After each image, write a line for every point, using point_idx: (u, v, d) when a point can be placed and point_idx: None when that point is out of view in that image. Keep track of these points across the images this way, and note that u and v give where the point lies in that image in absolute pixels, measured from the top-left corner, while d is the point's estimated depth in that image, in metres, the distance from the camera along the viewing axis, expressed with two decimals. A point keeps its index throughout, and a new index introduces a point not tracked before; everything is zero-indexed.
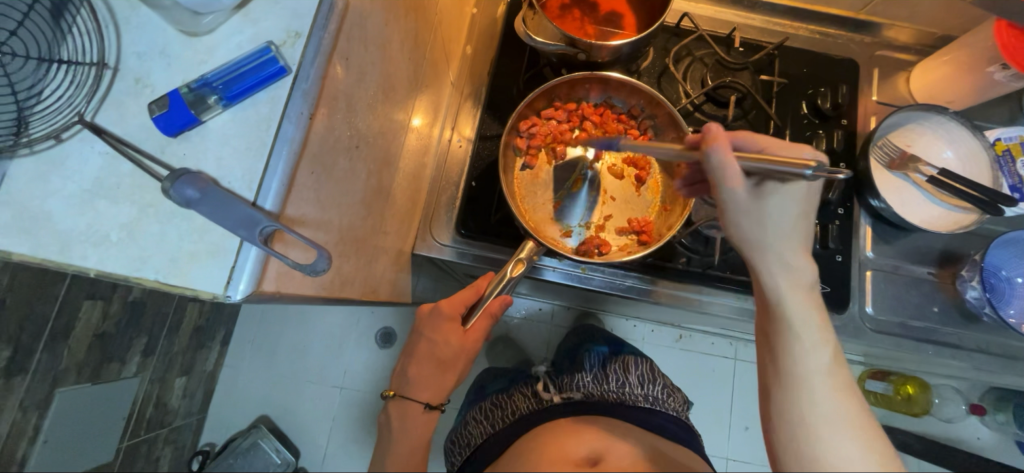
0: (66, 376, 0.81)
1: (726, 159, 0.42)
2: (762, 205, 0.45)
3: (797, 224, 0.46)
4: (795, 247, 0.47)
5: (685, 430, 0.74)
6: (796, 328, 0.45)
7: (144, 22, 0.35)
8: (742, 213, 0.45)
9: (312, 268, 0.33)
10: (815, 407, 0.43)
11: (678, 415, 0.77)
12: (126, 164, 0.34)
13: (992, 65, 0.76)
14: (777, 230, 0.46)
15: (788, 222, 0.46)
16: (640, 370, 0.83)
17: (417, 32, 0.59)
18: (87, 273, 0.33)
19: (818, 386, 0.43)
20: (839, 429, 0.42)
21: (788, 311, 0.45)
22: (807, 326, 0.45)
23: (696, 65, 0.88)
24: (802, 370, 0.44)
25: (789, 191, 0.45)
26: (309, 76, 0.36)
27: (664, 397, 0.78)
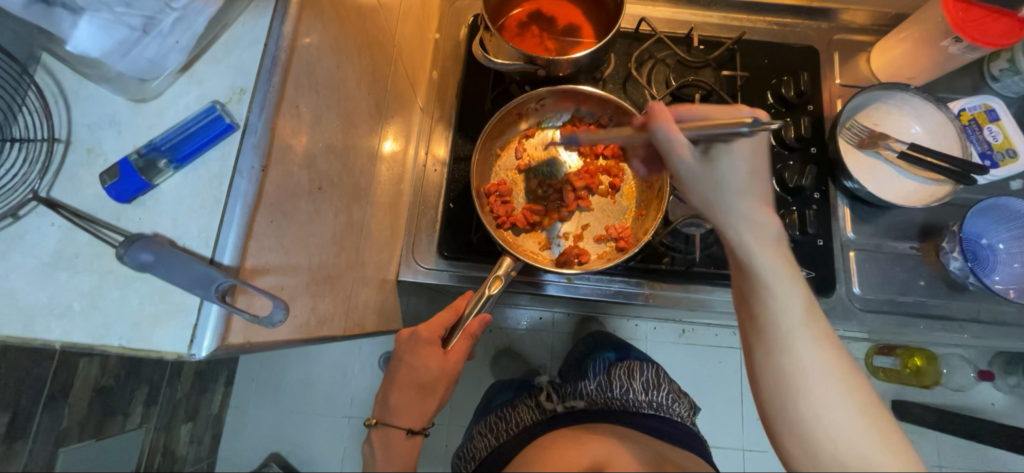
0: (69, 434, 0.82)
1: (670, 132, 0.47)
2: (715, 170, 0.48)
3: (751, 180, 0.48)
4: (756, 204, 0.47)
5: (690, 436, 0.73)
6: (773, 293, 0.44)
7: (92, 94, 0.36)
8: (696, 180, 0.49)
9: (269, 320, 0.34)
10: (805, 371, 0.42)
11: (683, 422, 0.76)
12: (83, 234, 0.34)
13: (946, 39, 0.78)
14: (742, 201, 0.47)
15: (744, 182, 0.47)
16: (645, 376, 0.81)
17: (375, 66, 0.61)
18: (53, 345, 0.34)
19: (803, 350, 0.43)
20: (824, 380, 0.42)
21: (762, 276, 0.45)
22: (781, 282, 0.44)
23: (659, 67, 0.89)
24: (794, 353, 0.43)
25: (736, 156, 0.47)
26: (257, 129, 0.36)
27: (670, 403, 0.77)
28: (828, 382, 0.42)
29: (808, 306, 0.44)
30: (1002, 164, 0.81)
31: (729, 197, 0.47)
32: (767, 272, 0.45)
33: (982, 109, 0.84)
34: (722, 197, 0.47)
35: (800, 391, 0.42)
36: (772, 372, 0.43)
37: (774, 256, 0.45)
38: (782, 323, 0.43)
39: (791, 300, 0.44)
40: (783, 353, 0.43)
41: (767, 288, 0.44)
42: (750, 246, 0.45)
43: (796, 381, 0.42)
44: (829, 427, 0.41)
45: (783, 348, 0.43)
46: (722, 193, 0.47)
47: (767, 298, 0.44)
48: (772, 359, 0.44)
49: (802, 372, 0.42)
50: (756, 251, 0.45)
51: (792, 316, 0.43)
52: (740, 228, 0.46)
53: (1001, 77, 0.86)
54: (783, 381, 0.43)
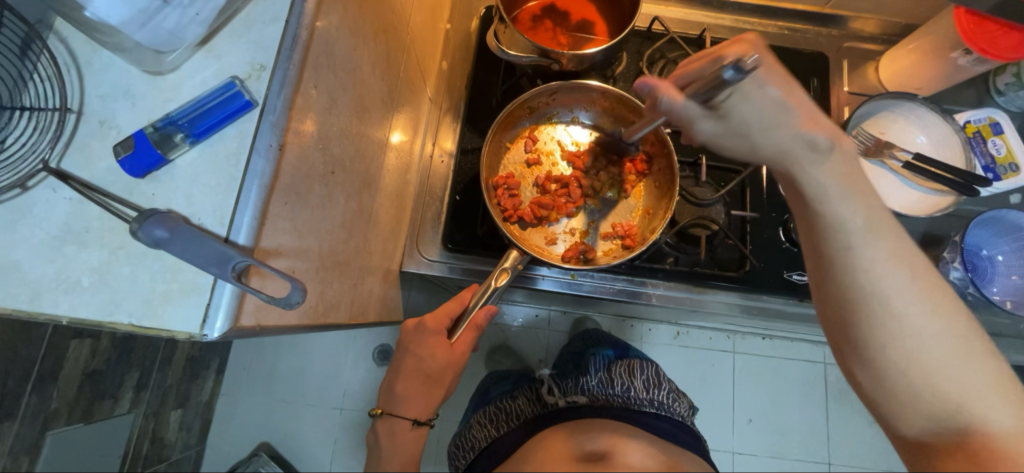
0: (57, 417, 0.80)
1: (675, 101, 0.47)
2: (735, 122, 0.46)
3: (778, 113, 0.45)
4: (790, 130, 0.45)
5: (690, 435, 0.73)
6: (852, 233, 0.43)
7: (107, 64, 0.35)
8: (723, 138, 0.48)
9: (287, 301, 0.33)
10: (895, 316, 0.42)
11: (684, 421, 0.76)
12: (94, 208, 0.33)
13: (956, 51, 0.78)
14: (779, 132, 0.45)
15: (778, 114, 0.45)
16: (646, 375, 0.81)
17: (389, 53, 0.60)
18: (60, 321, 0.33)
19: (885, 284, 0.42)
20: (897, 289, 0.42)
21: (822, 197, 0.44)
22: (838, 198, 0.44)
23: (670, 67, 0.89)
24: (862, 271, 0.43)
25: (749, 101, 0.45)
26: (275, 108, 0.36)
27: (671, 402, 0.77)
28: (921, 321, 0.42)
29: (891, 242, 0.43)
30: (1004, 177, 0.82)
31: (766, 138, 0.46)
32: (842, 212, 0.44)
33: (987, 122, 0.85)
34: (751, 141, 0.47)
35: (875, 311, 0.43)
36: (859, 321, 0.44)
37: (845, 189, 0.44)
38: (865, 268, 0.43)
39: (874, 239, 0.43)
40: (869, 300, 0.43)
41: (827, 203, 0.44)
42: (819, 182, 0.44)
43: (885, 327, 0.42)
44: (928, 368, 0.41)
45: (870, 295, 0.43)
46: (754, 138, 0.46)
47: (843, 241, 0.44)
48: (857, 307, 0.44)
49: (891, 317, 0.42)
50: (824, 186, 0.44)
51: (876, 258, 0.43)
52: (803, 164, 0.45)
53: (1006, 91, 0.86)
54: (869, 326, 0.43)
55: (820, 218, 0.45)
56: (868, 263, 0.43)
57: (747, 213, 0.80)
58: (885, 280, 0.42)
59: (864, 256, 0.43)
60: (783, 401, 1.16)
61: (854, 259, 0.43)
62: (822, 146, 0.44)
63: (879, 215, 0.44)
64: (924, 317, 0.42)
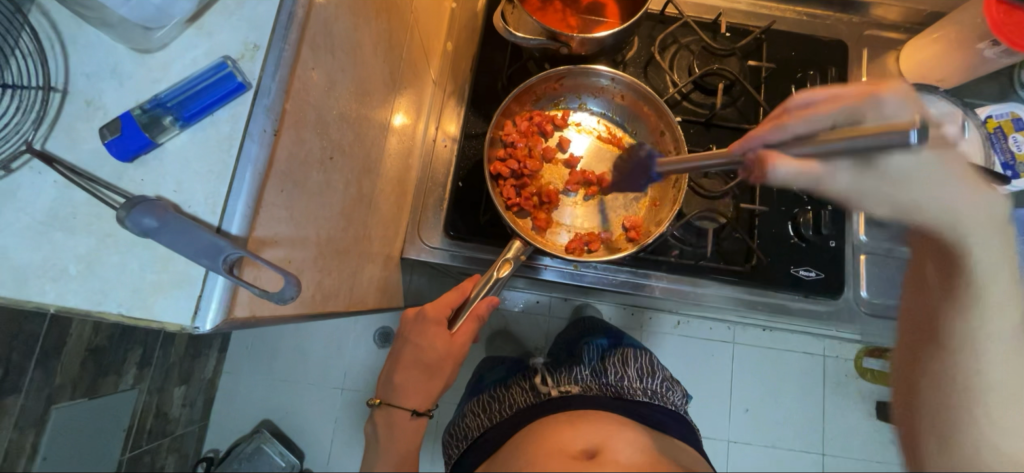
0: (62, 392, 0.80)
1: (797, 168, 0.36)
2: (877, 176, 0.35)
3: (951, 171, 0.36)
4: (956, 185, 0.37)
5: (680, 423, 0.74)
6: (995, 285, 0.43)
7: (92, 41, 0.34)
8: (853, 198, 0.37)
9: (280, 296, 0.32)
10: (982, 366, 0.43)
11: (676, 409, 0.77)
12: (80, 193, 0.32)
13: (982, 42, 0.74)
14: (946, 191, 0.37)
15: (927, 174, 0.36)
16: (639, 364, 0.81)
17: (391, 32, 0.57)
18: (48, 309, 0.32)
19: (982, 333, 0.43)
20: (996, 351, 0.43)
21: (966, 239, 0.41)
22: (989, 248, 0.42)
23: (683, 53, 0.86)
24: (967, 321, 0.44)
25: (912, 156, 0.34)
26: (270, 90, 0.34)
27: (664, 391, 0.78)
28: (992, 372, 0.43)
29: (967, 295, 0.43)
30: None
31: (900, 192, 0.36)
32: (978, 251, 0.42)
33: (1009, 117, 0.82)
34: (911, 196, 0.37)
35: (968, 356, 0.44)
36: (948, 341, 0.45)
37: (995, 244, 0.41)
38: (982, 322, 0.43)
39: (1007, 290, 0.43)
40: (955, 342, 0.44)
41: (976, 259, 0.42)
42: (959, 223, 0.40)
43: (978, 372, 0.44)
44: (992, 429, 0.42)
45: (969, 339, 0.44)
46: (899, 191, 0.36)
47: (995, 290, 0.43)
48: (964, 316, 0.44)
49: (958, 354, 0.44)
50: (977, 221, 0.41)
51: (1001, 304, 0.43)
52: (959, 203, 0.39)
53: None
54: (955, 372, 0.44)
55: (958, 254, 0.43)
56: (988, 287, 0.43)
57: (757, 207, 0.78)
58: (1001, 299, 0.43)
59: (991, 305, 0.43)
60: (781, 393, 1.16)
61: (971, 277, 0.43)
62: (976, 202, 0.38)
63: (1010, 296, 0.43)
64: (1004, 288, 0.43)
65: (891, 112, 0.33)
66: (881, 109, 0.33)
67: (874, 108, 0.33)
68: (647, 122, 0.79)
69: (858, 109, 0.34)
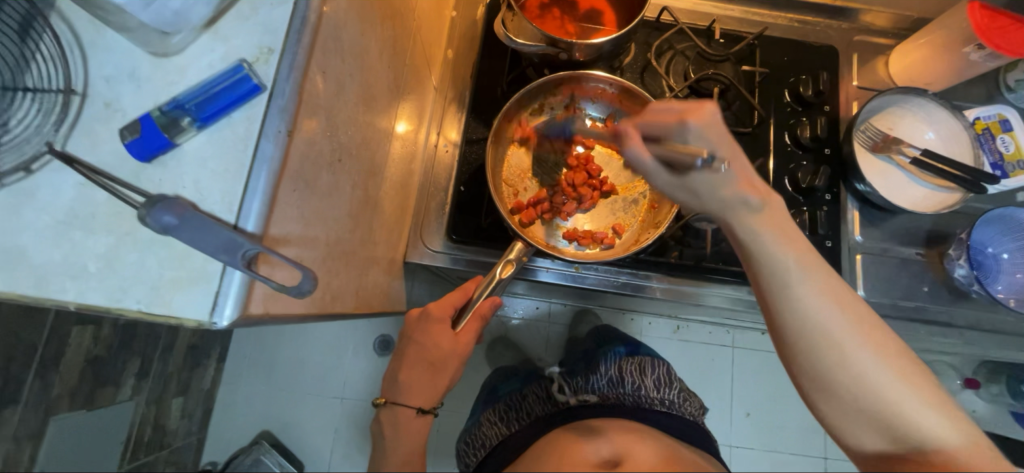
0: (59, 403, 0.80)
1: (640, 157, 0.43)
2: (686, 182, 0.45)
3: (730, 181, 0.44)
4: (735, 187, 0.44)
5: (701, 434, 0.72)
6: (789, 275, 0.44)
7: (111, 45, 0.35)
8: (672, 191, 0.47)
9: (298, 290, 0.32)
10: (826, 339, 0.43)
11: (694, 420, 0.75)
12: (100, 193, 0.33)
13: (968, 46, 0.77)
14: (722, 191, 0.44)
15: (720, 179, 0.44)
16: (656, 373, 0.81)
17: (395, 39, 0.59)
18: (67, 306, 0.32)
19: (815, 309, 0.43)
20: (840, 326, 0.43)
21: (751, 238, 0.45)
22: (772, 245, 0.45)
23: (678, 58, 0.88)
24: (795, 307, 0.44)
25: (709, 173, 0.43)
26: (284, 92, 0.35)
27: (681, 401, 0.77)
28: (844, 333, 0.43)
29: (860, 312, 0.44)
30: (1012, 174, 0.81)
31: (711, 198, 0.45)
32: (782, 260, 0.44)
33: (996, 119, 0.84)
34: (703, 201, 0.46)
35: (816, 341, 0.44)
36: (800, 328, 0.44)
37: (778, 237, 0.45)
38: (789, 294, 0.44)
39: (839, 311, 0.43)
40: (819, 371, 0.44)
41: (765, 251, 0.45)
42: (759, 234, 0.45)
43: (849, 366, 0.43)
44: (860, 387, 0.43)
45: (821, 356, 0.43)
46: (701, 196, 0.45)
47: (780, 285, 0.45)
48: (780, 304, 0.45)
49: (822, 338, 0.43)
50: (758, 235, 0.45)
51: (812, 306, 0.43)
52: (737, 217, 0.45)
53: (1017, 87, 0.86)
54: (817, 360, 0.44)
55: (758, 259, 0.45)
56: (777, 260, 0.44)
57: None
58: (794, 272, 0.44)
59: (812, 316, 0.44)
60: (781, 395, 1.16)
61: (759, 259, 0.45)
62: (756, 206, 0.44)
63: (811, 256, 0.45)
64: (792, 255, 0.44)
65: (690, 138, 0.42)
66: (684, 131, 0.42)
67: (679, 133, 0.42)
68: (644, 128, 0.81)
69: (671, 127, 0.42)
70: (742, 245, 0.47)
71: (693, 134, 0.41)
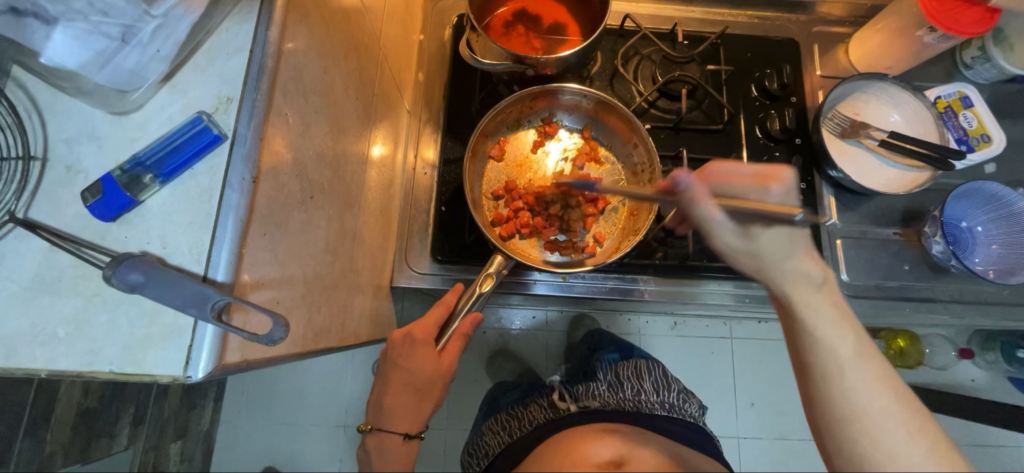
0: (53, 460, 0.83)
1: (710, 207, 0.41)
2: (755, 245, 0.42)
3: (803, 257, 0.43)
4: (801, 256, 0.43)
5: (701, 436, 0.73)
6: (838, 358, 0.42)
7: (70, 108, 0.35)
8: (738, 255, 0.44)
9: (270, 338, 0.32)
10: (871, 427, 0.40)
11: (696, 422, 0.76)
12: (65, 256, 0.33)
13: (921, 29, 0.79)
14: (793, 261, 0.43)
15: (793, 248, 0.42)
16: (654, 376, 0.82)
17: (361, 71, 0.59)
18: (38, 374, 0.32)
19: (862, 395, 0.41)
20: (888, 417, 0.40)
21: (802, 315, 0.43)
22: (827, 321, 0.43)
23: (645, 63, 0.90)
24: (842, 383, 0.42)
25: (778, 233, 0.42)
26: (246, 139, 0.35)
27: (681, 403, 0.77)
28: (892, 424, 0.40)
29: (914, 411, 0.41)
30: (977, 148, 0.84)
31: (776, 267, 0.43)
32: (831, 342, 0.42)
33: (957, 96, 0.86)
34: (769, 270, 0.43)
35: (855, 425, 0.41)
36: (843, 409, 0.41)
37: (835, 317, 0.43)
38: (839, 374, 0.42)
39: (889, 400, 0.41)
40: (859, 459, 0.41)
41: (817, 328, 0.43)
42: (814, 311, 0.43)
43: (893, 460, 0.39)
44: None
45: (866, 444, 0.40)
46: (766, 263, 0.43)
47: (829, 365, 0.42)
48: (823, 383, 0.43)
49: (864, 423, 0.41)
50: (818, 315, 0.43)
51: (860, 388, 0.41)
52: (797, 291, 0.43)
53: (973, 64, 0.88)
54: (856, 445, 0.41)
55: (807, 334, 0.43)
56: (826, 339, 0.42)
57: None
58: (844, 354, 0.42)
59: (858, 400, 0.41)
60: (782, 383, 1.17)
61: (811, 336, 0.43)
62: (819, 281, 0.43)
63: (863, 343, 0.43)
64: (845, 339, 0.42)
65: (772, 200, 0.41)
66: (757, 170, 0.41)
67: (761, 193, 0.41)
68: (619, 137, 0.83)
69: (755, 188, 0.41)
70: (793, 319, 0.44)
71: (779, 190, 0.40)
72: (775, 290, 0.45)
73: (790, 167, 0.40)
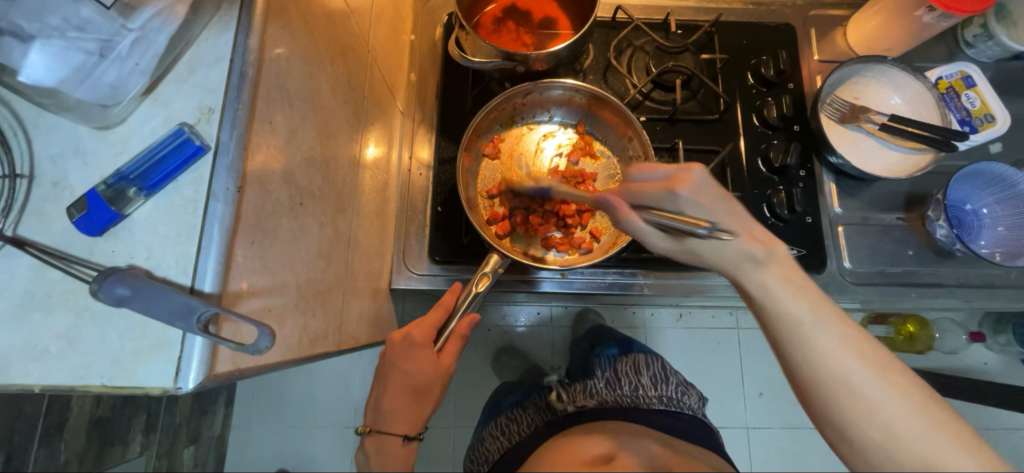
0: (68, 468, 0.85)
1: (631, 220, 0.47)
2: (689, 247, 0.47)
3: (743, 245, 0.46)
4: (738, 241, 0.45)
5: (702, 428, 0.73)
6: (800, 326, 0.44)
7: (54, 124, 0.35)
8: (676, 255, 0.49)
9: (256, 348, 0.33)
10: (839, 382, 0.42)
11: (695, 414, 0.76)
12: (54, 272, 0.33)
13: (919, 10, 0.78)
14: (730, 247, 0.46)
15: (732, 245, 0.46)
16: (652, 370, 0.81)
17: (349, 75, 0.59)
18: (33, 389, 0.32)
19: (828, 355, 0.43)
20: (856, 369, 0.42)
21: (759, 292, 0.45)
22: (781, 294, 0.45)
23: (639, 55, 0.89)
24: (809, 348, 0.43)
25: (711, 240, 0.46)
26: (229, 149, 0.35)
27: (680, 396, 0.77)
28: (861, 378, 0.42)
29: (879, 357, 0.43)
30: (981, 128, 0.82)
31: (717, 255, 0.47)
32: (789, 309, 0.44)
33: (959, 76, 0.84)
34: (714, 263, 0.47)
35: (833, 386, 0.43)
36: (813, 372, 0.43)
37: (787, 288, 0.45)
38: (802, 340, 0.44)
39: (851, 354, 0.43)
40: (838, 414, 0.43)
41: (773, 299, 0.45)
42: (766, 285, 0.45)
43: (868, 407, 0.42)
44: (887, 432, 0.41)
45: (841, 398, 0.42)
46: (706, 256, 0.47)
47: (789, 330, 0.44)
48: (791, 351, 0.45)
49: (836, 382, 0.43)
50: (770, 289, 0.45)
51: (825, 349, 0.43)
52: (746, 269, 0.46)
53: (975, 43, 0.86)
54: (832, 403, 0.43)
55: (767, 308, 0.45)
56: (784, 309, 0.44)
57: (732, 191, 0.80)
58: (803, 320, 0.44)
59: (824, 361, 0.43)
60: None
61: (768, 306, 0.45)
62: (762, 258, 0.45)
63: (822, 304, 0.45)
64: (801, 304, 0.44)
65: (683, 206, 0.45)
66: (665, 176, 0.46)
67: (671, 201, 0.45)
68: (613, 131, 0.82)
69: (661, 195, 0.45)
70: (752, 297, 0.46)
71: (697, 197, 0.44)
72: (728, 272, 0.47)
73: (694, 173, 0.44)
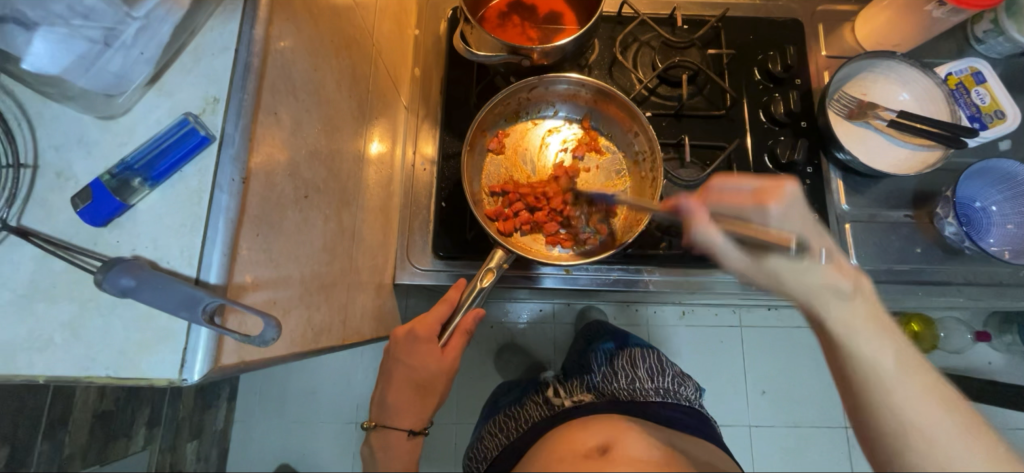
0: (72, 461, 0.85)
1: (710, 233, 0.44)
2: (765, 267, 0.45)
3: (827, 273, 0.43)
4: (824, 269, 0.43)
5: (698, 419, 0.73)
6: (876, 367, 0.42)
7: (58, 114, 0.35)
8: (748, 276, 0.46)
9: (262, 339, 0.33)
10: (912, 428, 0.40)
11: (691, 404, 0.75)
12: (58, 262, 0.33)
13: (929, 4, 0.77)
14: (814, 274, 0.43)
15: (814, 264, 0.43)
16: (648, 363, 0.81)
17: (354, 68, 0.59)
18: (37, 380, 0.32)
19: (904, 399, 0.41)
20: (932, 418, 0.40)
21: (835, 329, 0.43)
22: (861, 330, 0.42)
23: (644, 50, 0.88)
24: (885, 390, 0.41)
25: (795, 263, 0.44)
26: (234, 140, 0.35)
27: (676, 387, 0.77)
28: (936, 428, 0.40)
29: (957, 410, 0.41)
30: (992, 125, 0.81)
31: (798, 282, 0.44)
32: (867, 348, 0.42)
33: (969, 72, 0.83)
34: (792, 290, 0.44)
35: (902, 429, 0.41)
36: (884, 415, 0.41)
37: (868, 324, 0.43)
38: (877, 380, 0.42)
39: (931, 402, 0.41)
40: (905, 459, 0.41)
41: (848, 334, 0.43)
42: (847, 321, 0.43)
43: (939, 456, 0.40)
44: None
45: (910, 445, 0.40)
46: (786, 282, 0.44)
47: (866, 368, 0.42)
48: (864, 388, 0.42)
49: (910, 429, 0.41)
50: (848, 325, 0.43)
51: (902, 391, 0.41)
52: (828, 301, 0.43)
53: (985, 38, 0.85)
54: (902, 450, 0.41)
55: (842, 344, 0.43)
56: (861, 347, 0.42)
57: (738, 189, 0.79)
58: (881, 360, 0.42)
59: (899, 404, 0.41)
60: (794, 370, 1.15)
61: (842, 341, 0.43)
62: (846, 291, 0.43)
63: (903, 348, 0.42)
64: (881, 345, 0.42)
65: (772, 222, 0.43)
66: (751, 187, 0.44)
67: (760, 214, 0.43)
68: (619, 126, 0.81)
69: (750, 209, 0.44)
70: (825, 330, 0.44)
71: (785, 215, 0.43)
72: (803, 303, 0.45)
73: (789, 187, 0.43)
